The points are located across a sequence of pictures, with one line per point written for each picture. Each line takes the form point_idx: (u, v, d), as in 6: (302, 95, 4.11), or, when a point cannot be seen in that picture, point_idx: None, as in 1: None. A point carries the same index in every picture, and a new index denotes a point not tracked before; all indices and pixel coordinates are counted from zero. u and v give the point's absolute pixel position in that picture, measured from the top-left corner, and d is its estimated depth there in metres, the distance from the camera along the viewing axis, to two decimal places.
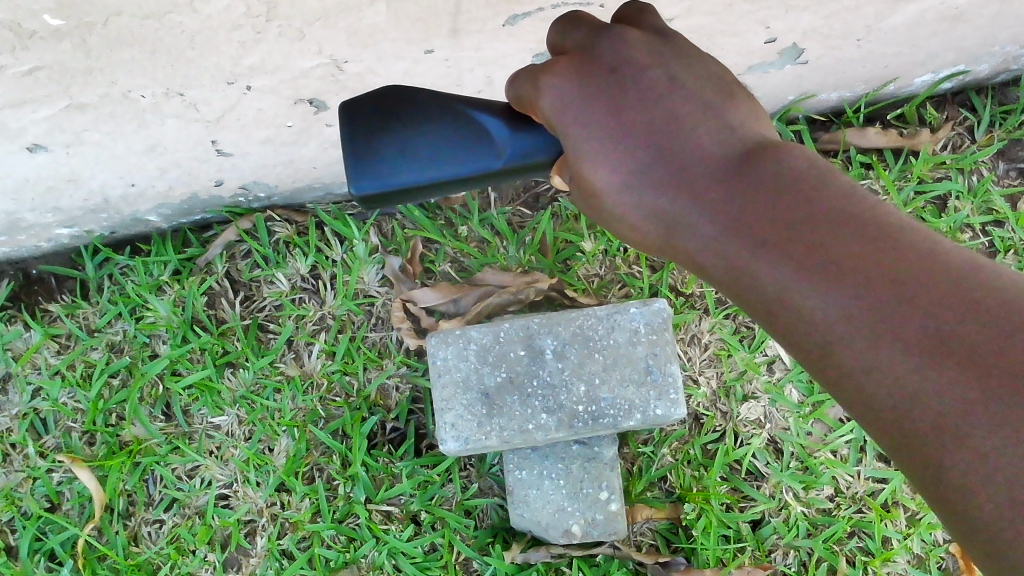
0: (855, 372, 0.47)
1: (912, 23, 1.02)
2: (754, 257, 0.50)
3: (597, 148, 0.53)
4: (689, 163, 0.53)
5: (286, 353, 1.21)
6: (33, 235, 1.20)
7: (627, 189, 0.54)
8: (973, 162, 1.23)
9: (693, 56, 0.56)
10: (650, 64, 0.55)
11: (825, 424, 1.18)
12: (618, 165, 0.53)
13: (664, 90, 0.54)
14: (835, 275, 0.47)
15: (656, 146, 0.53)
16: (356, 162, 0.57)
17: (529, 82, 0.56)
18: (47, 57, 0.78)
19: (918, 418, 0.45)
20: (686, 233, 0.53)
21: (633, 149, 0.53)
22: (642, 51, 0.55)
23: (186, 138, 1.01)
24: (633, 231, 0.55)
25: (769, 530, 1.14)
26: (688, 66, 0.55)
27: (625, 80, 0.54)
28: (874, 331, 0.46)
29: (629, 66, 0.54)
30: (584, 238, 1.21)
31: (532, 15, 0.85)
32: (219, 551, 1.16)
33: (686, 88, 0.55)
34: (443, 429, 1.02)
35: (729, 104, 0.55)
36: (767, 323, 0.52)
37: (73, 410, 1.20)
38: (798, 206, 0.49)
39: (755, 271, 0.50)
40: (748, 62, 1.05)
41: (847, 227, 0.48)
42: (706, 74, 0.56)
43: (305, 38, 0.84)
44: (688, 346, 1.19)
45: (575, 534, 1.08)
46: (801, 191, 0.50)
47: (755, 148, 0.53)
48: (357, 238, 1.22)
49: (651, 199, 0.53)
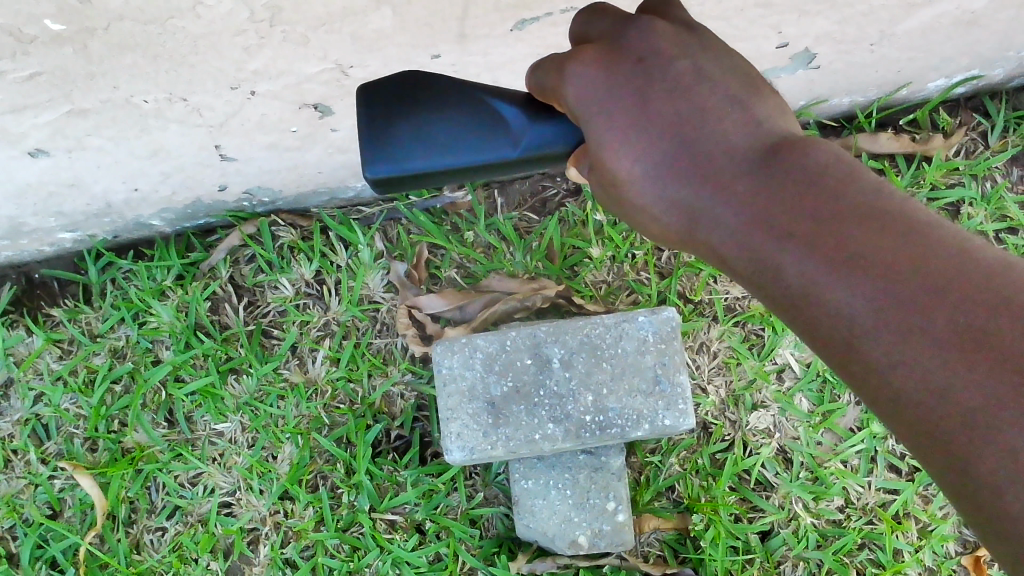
0: (881, 368, 0.45)
1: (926, 27, 1.00)
2: (778, 250, 0.49)
3: (620, 138, 0.52)
4: (716, 155, 0.51)
5: (290, 360, 1.20)
6: (36, 239, 1.19)
7: (649, 181, 0.52)
8: (986, 168, 1.22)
9: (720, 49, 0.55)
10: (676, 55, 0.53)
11: (836, 434, 1.16)
12: (641, 156, 0.52)
13: (689, 81, 0.52)
14: (864, 268, 0.45)
15: (680, 137, 0.51)
16: (370, 146, 0.56)
17: (552, 70, 0.54)
18: (47, 62, 0.77)
19: (947, 414, 0.42)
20: (711, 226, 0.51)
21: (657, 141, 0.52)
22: (668, 42, 0.54)
23: (189, 143, 1.00)
24: (654, 223, 0.54)
25: (778, 542, 1.13)
26: (713, 58, 0.54)
27: (651, 71, 0.52)
28: (903, 326, 0.44)
29: (656, 57, 0.53)
30: (591, 244, 1.19)
31: (540, 20, 0.84)
32: (222, 560, 1.15)
33: (712, 80, 0.53)
34: (448, 438, 1.01)
35: (755, 96, 0.53)
36: (791, 318, 0.50)
37: (75, 416, 1.19)
38: (826, 199, 0.47)
39: (781, 264, 0.49)
40: (759, 66, 1.04)
41: (875, 220, 0.46)
42: (730, 66, 0.54)
43: (309, 43, 0.82)
44: (696, 354, 1.17)
45: (581, 546, 1.08)
46: (828, 184, 0.48)
47: (782, 141, 0.51)
48: (361, 244, 1.21)
49: (674, 191, 0.52)
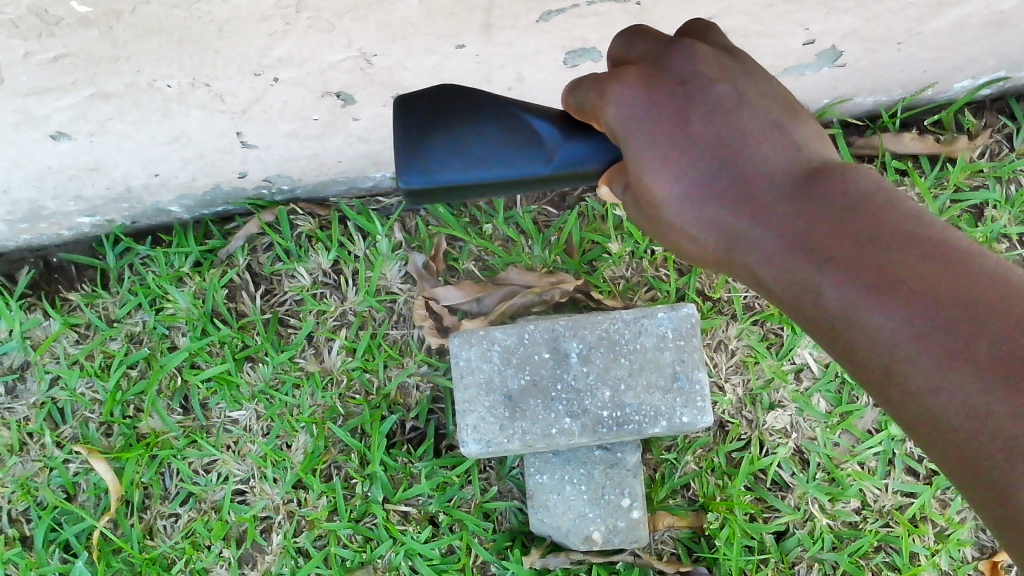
0: (921, 392, 0.45)
1: (954, 27, 0.99)
2: (817, 273, 0.49)
3: (661, 159, 0.51)
4: (754, 178, 0.51)
5: (306, 349, 1.20)
6: (54, 223, 1.19)
7: (687, 201, 0.52)
8: (1011, 171, 1.20)
9: (759, 74, 0.54)
10: (718, 78, 0.53)
11: (853, 436, 1.15)
12: (682, 177, 0.51)
13: (732, 105, 0.52)
14: (906, 295, 0.46)
15: (722, 158, 0.51)
16: (406, 154, 0.55)
17: (593, 87, 0.53)
18: (72, 44, 0.77)
19: (986, 439, 0.43)
20: (747, 247, 0.51)
21: (699, 161, 0.51)
22: (710, 64, 0.53)
23: (210, 129, 0.99)
24: (690, 242, 0.54)
25: (793, 542, 1.12)
26: (753, 80, 0.54)
27: (694, 93, 0.52)
28: (944, 353, 0.45)
29: (698, 79, 0.52)
30: (610, 239, 1.19)
31: (566, 12, 0.83)
32: (234, 547, 1.15)
33: (752, 104, 0.53)
34: (464, 431, 1.00)
35: (794, 121, 0.53)
36: (826, 338, 0.50)
37: (91, 400, 1.19)
38: (867, 226, 0.48)
39: (820, 287, 0.49)
40: (784, 64, 1.03)
41: (916, 249, 0.46)
42: (770, 91, 0.54)
43: (335, 31, 0.82)
44: (714, 352, 1.16)
45: (595, 541, 1.07)
46: (869, 211, 0.48)
47: (821, 166, 0.51)
48: (380, 234, 1.21)
49: (713, 212, 0.51)
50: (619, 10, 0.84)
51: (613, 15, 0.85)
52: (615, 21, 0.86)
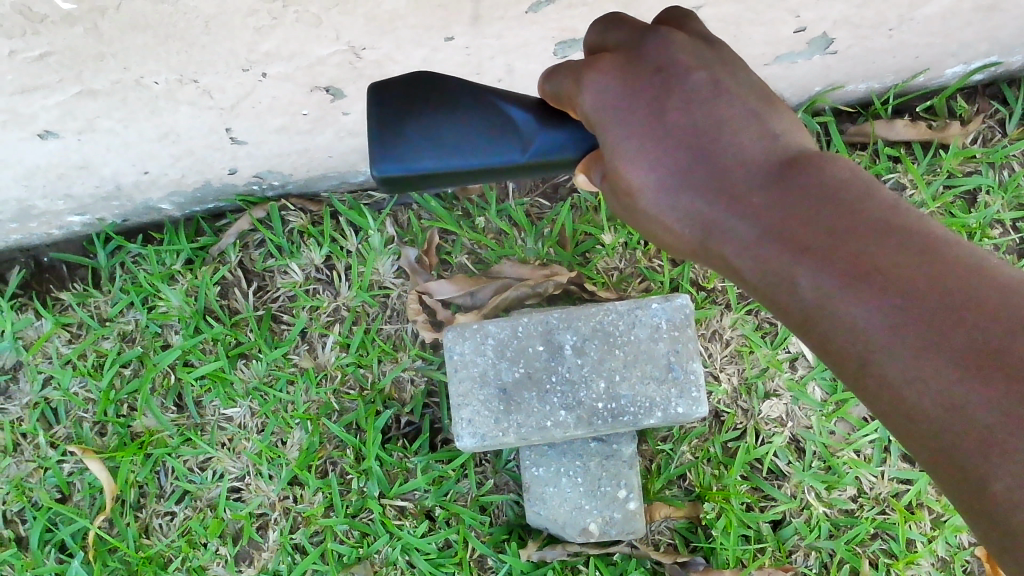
0: (897, 383, 0.45)
1: (946, 13, 0.99)
2: (793, 263, 0.48)
3: (637, 147, 0.51)
4: (731, 167, 0.50)
5: (299, 345, 1.19)
6: (45, 223, 1.18)
7: (663, 191, 0.51)
8: (1004, 156, 1.20)
9: (737, 63, 0.54)
10: (694, 66, 0.53)
11: (849, 423, 1.15)
12: (658, 166, 0.51)
13: (708, 94, 0.52)
14: (882, 284, 0.45)
15: (697, 148, 0.51)
16: (380, 143, 0.54)
17: (569, 76, 0.54)
18: (57, 42, 0.76)
19: (962, 430, 0.42)
20: (723, 237, 0.51)
21: (675, 150, 0.51)
22: (687, 54, 0.53)
23: (199, 125, 0.99)
24: (667, 232, 0.53)
25: (790, 531, 1.12)
26: (729, 70, 0.54)
27: (671, 81, 0.52)
28: (920, 343, 0.44)
29: (674, 67, 0.52)
30: (603, 231, 1.18)
31: (555, 2, 0.83)
32: (231, 545, 1.15)
33: (729, 94, 0.52)
34: (459, 424, 1.00)
35: (771, 111, 0.53)
36: (802, 330, 0.50)
37: (84, 400, 1.19)
38: (842, 215, 0.47)
39: (796, 277, 0.48)
40: (775, 52, 1.02)
41: (892, 238, 0.46)
42: (747, 82, 0.54)
43: (322, 25, 0.81)
44: (709, 342, 1.16)
45: (592, 533, 1.07)
46: (845, 199, 0.48)
47: (797, 156, 0.50)
48: (372, 229, 1.20)
49: (688, 202, 0.51)
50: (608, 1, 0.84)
51: (603, 6, 0.85)
52: (604, 11, 0.86)
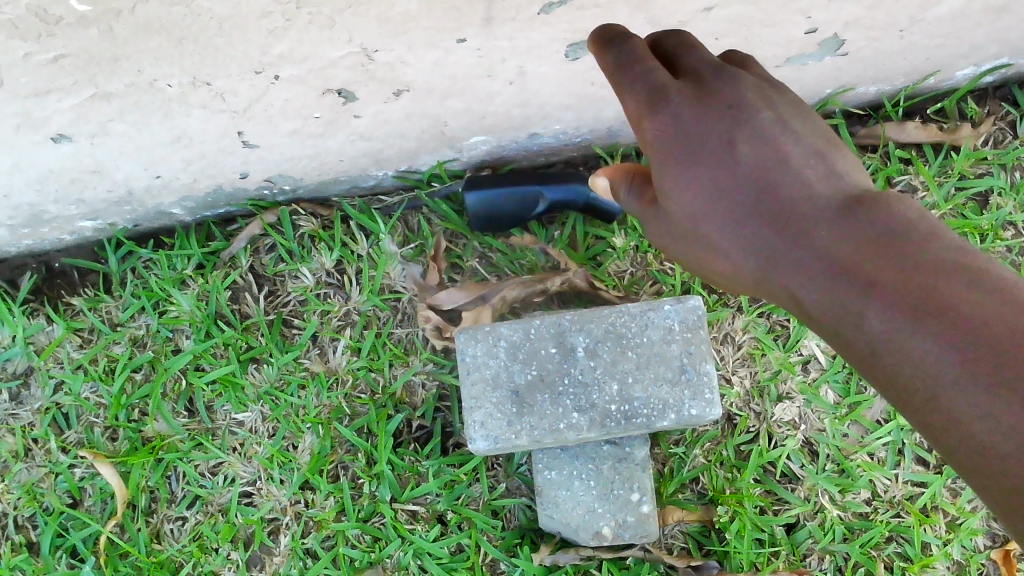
0: (953, 412, 0.52)
1: (956, 14, 0.99)
2: (859, 296, 0.58)
3: (710, 181, 0.65)
4: (798, 201, 0.63)
5: (310, 349, 1.19)
6: (56, 228, 1.19)
7: (725, 220, 0.66)
8: (1016, 158, 1.19)
9: (804, 110, 0.68)
10: (765, 109, 0.66)
11: (862, 426, 1.15)
12: (722, 199, 0.65)
13: (775, 133, 0.65)
14: (947, 320, 0.53)
15: (763, 183, 0.64)
16: None
17: (643, 85, 0.63)
18: (72, 44, 0.76)
19: (1005, 460, 0.50)
20: (782, 258, 0.64)
21: (741, 187, 0.65)
22: (755, 95, 0.66)
23: (211, 129, 0.99)
24: (722, 257, 0.68)
25: (804, 534, 1.12)
26: (794, 112, 0.67)
27: (743, 119, 0.65)
28: (983, 377, 0.51)
29: (749, 108, 0.65)
30: (615, 233, 1.19)
31: (567, 4, 0.82)
32: (243, 550, 1.15)
33: (799, 136, 0.66)
34: (472, 427, 1.00)
35: (835, 151, 0.66)
36: (849, 349, 0.61)
37: (95, 405, 1.19)
38: (904, 256, 0.57)
39: (859, 307, 0.58)
40: (786, 53, 1.02)
41: (955, 276, 0.54)
42: (814, 126, 0.67)
43: (336, 27, 0.81)
44: (721, 345, 1.16)
45: (606, 537, 1.06)
46: (912, 240, 0.57)
47: (864, 197, 0.61)
48: (383, 233, 1.21)
49: (752, 230, 0.65)
50: (621, 2, 0.84)
51: (615, 7, 0.85)
52: (616, 12, 0.86)
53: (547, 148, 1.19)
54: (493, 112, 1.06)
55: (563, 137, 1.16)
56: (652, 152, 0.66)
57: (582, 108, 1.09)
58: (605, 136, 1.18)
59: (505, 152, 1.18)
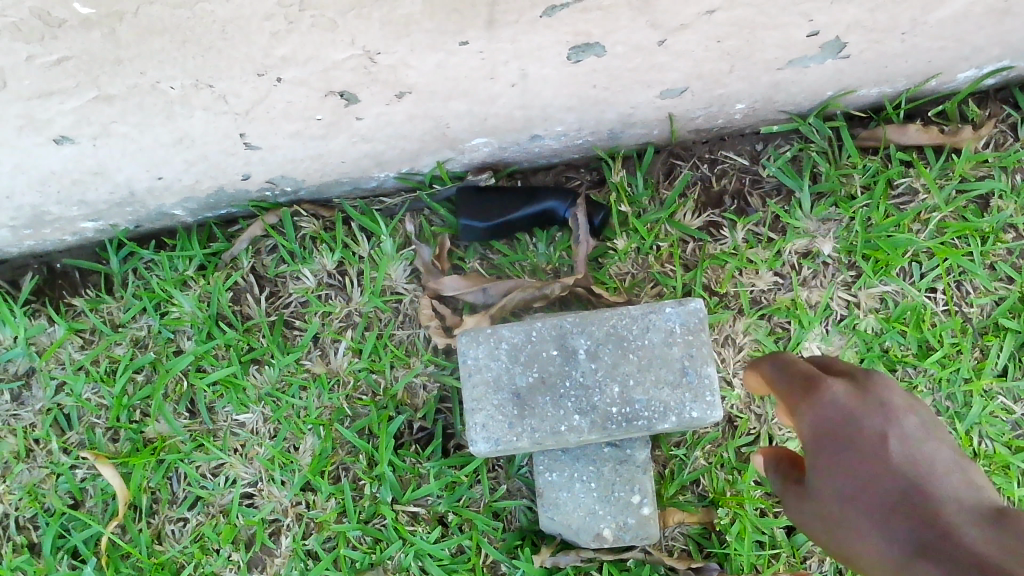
0: None
1: (958, 16, 0.99)
2: (942, 534, 0.63)
3: (850, 482, 0.73)
4: (925, 494, 0.68)
5: (312, 350, 1.19)
6: (58, 229, 1.19)
7: (864, 475, 0.73)
8: (1017, 160, 1.18)
9: (961, 455, 0.74)
10: (920, 440, 0.73)
11: None
12: (869, 467, 0.73)
13: (914, 454, 0.72)
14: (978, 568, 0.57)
15: (903, 482, 0.70)
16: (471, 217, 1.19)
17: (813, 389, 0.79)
18: (75, 46, 0.76)
19: None
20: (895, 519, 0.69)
21: (878, 485, 0.71)
22: (919, 434, 0.74)
23: (214, 131, 0.99)
24: (853, 553, 0.74)
25: (804, 538, 1.12)
26: (939, 440, 0.74)
27: (883, 452, 0.73)
28: None
29: (878, 439, 0.74)
30: (617, 236, 1.20)
31: (570, 6, 0.82)
32: (243, 551, 1.15)
33: (942, 459, 0.72)
34: (473, 429, 1.01)
35: (978, 486, 0.70)
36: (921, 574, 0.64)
37: (97, 406, 1.19)
38: (1001, 523, 0.61)
39: (938, 538, 0.63)
40: (788, 56, 1.02)
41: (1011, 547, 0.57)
42: (950, 454, 0.73)
43: (338, 29, 0.81)
44: (722, 347, 1.17)
45: (606, 539, 1.06)
46: (1006, 516, 0.61)
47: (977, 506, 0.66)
48: (384, 235, 1.20)
49: (885, 484, 0.71)
50: (623, 5, 0.84)
51: (618, 10, 0.85)
52: (618, 15, 0.86)
53: (549, 150, 1.19)
54: (495, 114, 1.06)
55: (565, 138, 1.16)
56: (809, 436, 0.78)
57: (584, 110, 1.08)
58: (607, 138, 1.18)
59: (507, 153, 1.18)
